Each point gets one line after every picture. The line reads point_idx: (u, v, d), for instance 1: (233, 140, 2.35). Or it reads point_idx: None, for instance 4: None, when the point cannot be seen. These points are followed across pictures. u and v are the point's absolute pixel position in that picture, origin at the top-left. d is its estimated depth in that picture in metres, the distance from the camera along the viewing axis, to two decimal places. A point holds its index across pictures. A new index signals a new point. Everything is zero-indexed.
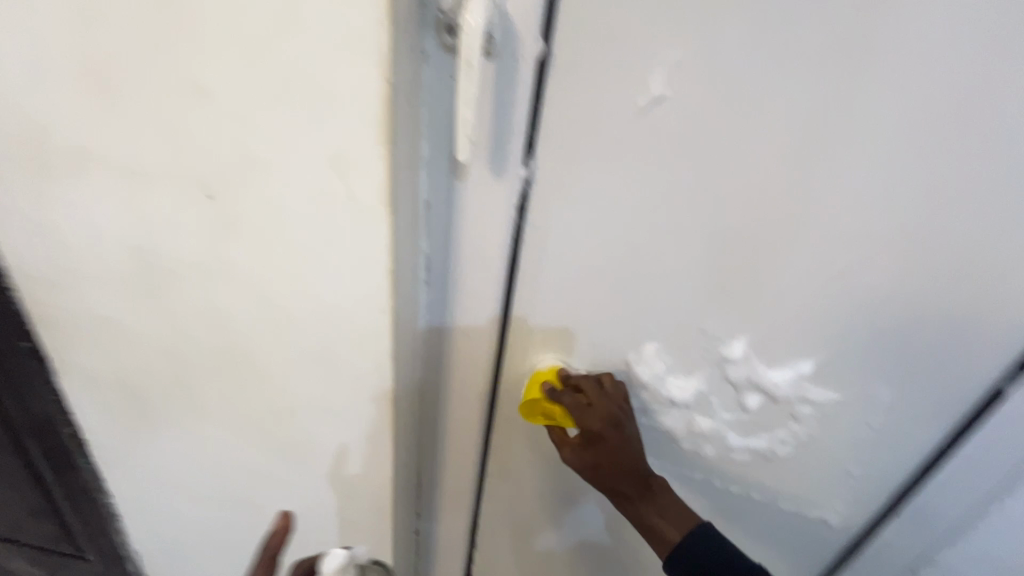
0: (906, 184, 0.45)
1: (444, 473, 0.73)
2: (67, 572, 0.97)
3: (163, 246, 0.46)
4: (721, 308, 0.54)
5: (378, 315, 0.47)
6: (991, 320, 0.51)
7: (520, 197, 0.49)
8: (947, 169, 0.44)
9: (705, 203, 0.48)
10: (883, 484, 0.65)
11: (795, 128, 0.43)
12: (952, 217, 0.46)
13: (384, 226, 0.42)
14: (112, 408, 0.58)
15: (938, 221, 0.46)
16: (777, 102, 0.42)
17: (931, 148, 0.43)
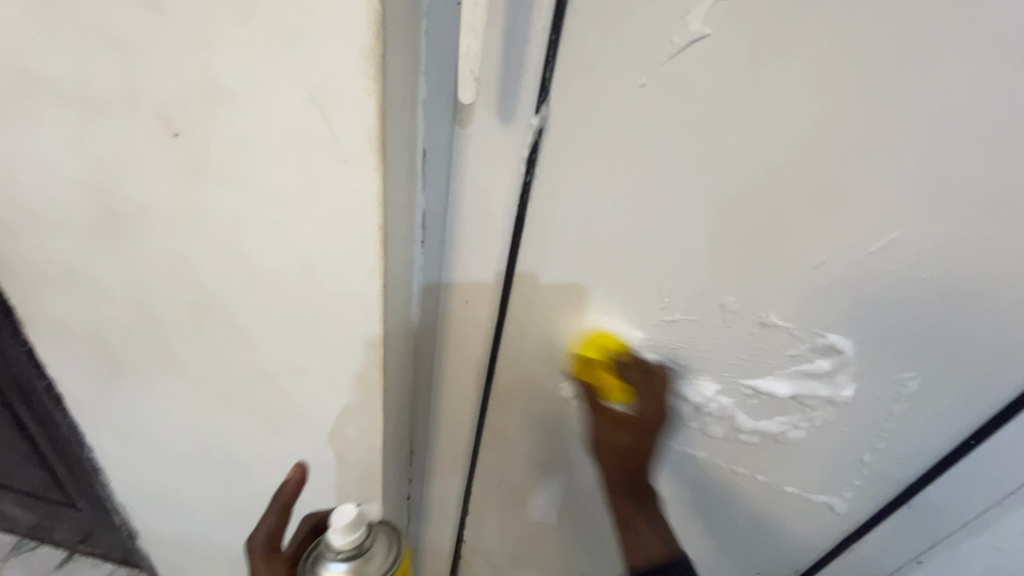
0: (961, 150, 0.40)
1: (438, 437, 0.71)
2: (57, 518, 0.97)
3: (125, 190, 0.41)
4: (744, 282, 0.50)
5: (367, 278, 0.42)
6: None
7: (530, 148, 0.44)
8: (1014, 136, 0.38)
9: (736, 162, 0.43)
10: (895, 475, 0.61)
11: (844, 78, 0.38)
12: (1013, 191, 0.41)
13: (373, 175, 0.37)
14: (85, 363, 0.55)
15: (996, 195, 0.41)
16: (825, 45, 0.37)
17: (995, 109, 0.38)
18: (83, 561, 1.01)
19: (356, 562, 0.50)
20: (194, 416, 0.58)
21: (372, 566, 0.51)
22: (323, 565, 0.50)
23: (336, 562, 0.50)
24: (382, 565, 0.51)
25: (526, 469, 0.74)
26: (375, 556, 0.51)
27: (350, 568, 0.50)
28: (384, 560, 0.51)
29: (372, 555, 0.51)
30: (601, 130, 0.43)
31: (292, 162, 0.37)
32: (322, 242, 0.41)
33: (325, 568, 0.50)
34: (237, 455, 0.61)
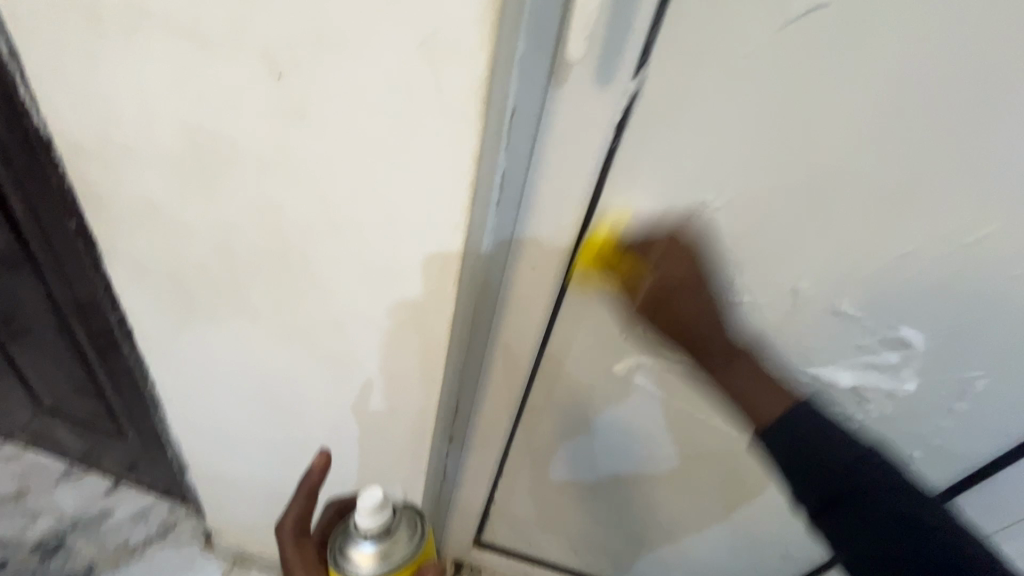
0: None
1: (482, 401, 0.72)
2: (105, 446, 1.02)
3: (221, 130, 0.41)
4: (822, 266, 0.49)
5: (452, 234, 0.43)
6: None
7: (621, 114, 0.43)
8: None
9: (833, 141, 0.42)
10: (942, 472, 0.61)
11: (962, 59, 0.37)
12: None
13: (473, 130, 0.37)
14: (158, 300, 0.56)
15: None
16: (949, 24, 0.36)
17: None
18: (128, 489, 1.06)
19: (383, 543, 0.51)
20: (258, 358, 0.59)
21: (398, 547, 0.51)
22: (352, 543, 0.51)
23: (364, 543, 0.50)
24: (408, 546, 0.52)
25: (565, 437, 0.76)
26: (401, 538, 0.52)
27: (378, 549, 0.50)
28: (409, 541, 0.52)
29: (398, 536, 0.52)
30: (697, 101, 0.42)
31: (393, 113, 0.37)
32: (411, 195, 0.41)
33: (354, 549, 0.51)
34: (296, 399, 0.63)
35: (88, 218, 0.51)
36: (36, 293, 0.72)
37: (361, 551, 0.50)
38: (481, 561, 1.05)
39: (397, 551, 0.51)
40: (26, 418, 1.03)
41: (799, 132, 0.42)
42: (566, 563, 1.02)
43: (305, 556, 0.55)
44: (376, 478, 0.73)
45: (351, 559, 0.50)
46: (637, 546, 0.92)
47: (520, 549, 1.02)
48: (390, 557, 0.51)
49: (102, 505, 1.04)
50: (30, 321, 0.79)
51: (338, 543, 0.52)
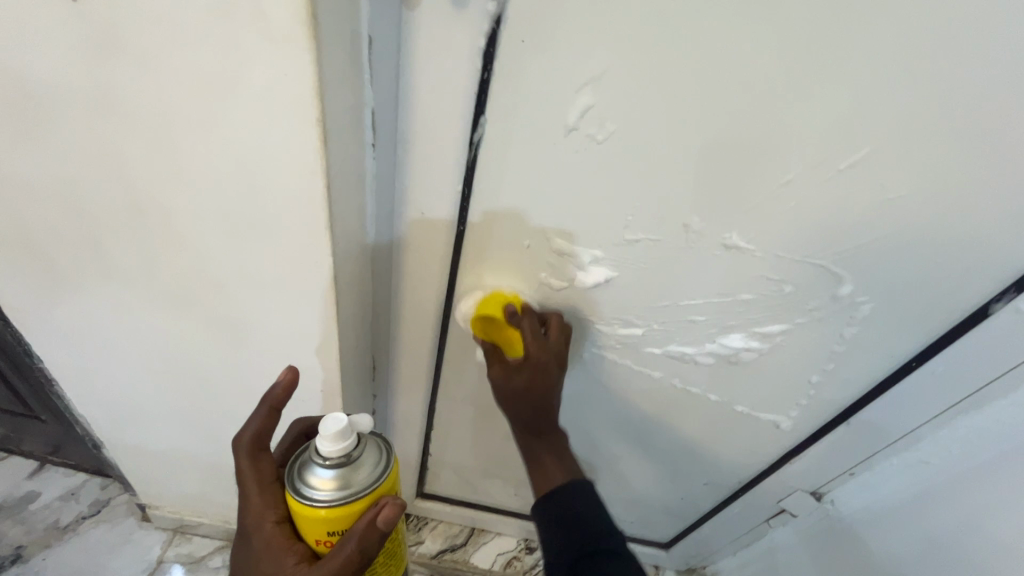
0: (936, 56, 0.38)
1: (399, 356, 0.70)
2: (23, 430, 0.97)
3: (28, 66, 0.36)
4: (710, 198, 0.48)
5: (309, 179, 0.40)
6: (987, 232, 0.47)
7: (488, 39, 0.40)
8: (984, 41, 0.37)
9: (709, 63, 0.40)
10: (838, 392, 0.64)
11: None
12: (975, 104, 0.40)
13: (304, 56, 0.33)
14: (18, 268, 0.52)
15: (961, 106, 0.40)
16: None
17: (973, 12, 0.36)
18: (55, 470, 1.03)
19: (343, 469, 0.47)
20: (142, 325, 0.56)
21: (360, 475, 0.48)
22: (311, 469, 0.47)
23: (323, 468, 0.47)
24: (369, 476, 0.48)
25: (487, 387, 0.76)
26: (364, 465, 0.48)
27: (337, 475, 0.47)
28: (371, 470, 0.48)
29: (360, 464, 0.48)
30: (566, 20, 0.39)
31: (212, 38, 0.33)
32: (258, 135, 0.37)
33: (313, 473, 0.47)
34: (194, 365, 0.61)
35: None
36: None
37: (319, 475, 0.47)
38: (427, 511, 1.07)
39: (356, 479, 0.47)
40: None
41: (673, 54, 0.40)
42: (509, 506, 1.05)
43: (261, 472, 0.52)
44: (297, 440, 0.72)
45: (310, 483, 0.47)
46: None
47: (463, 497, 1.04)
48: (350, 485, 0.47)
49: (28, 488, 1.00)
50: None
51: (299, 466, 0.49)
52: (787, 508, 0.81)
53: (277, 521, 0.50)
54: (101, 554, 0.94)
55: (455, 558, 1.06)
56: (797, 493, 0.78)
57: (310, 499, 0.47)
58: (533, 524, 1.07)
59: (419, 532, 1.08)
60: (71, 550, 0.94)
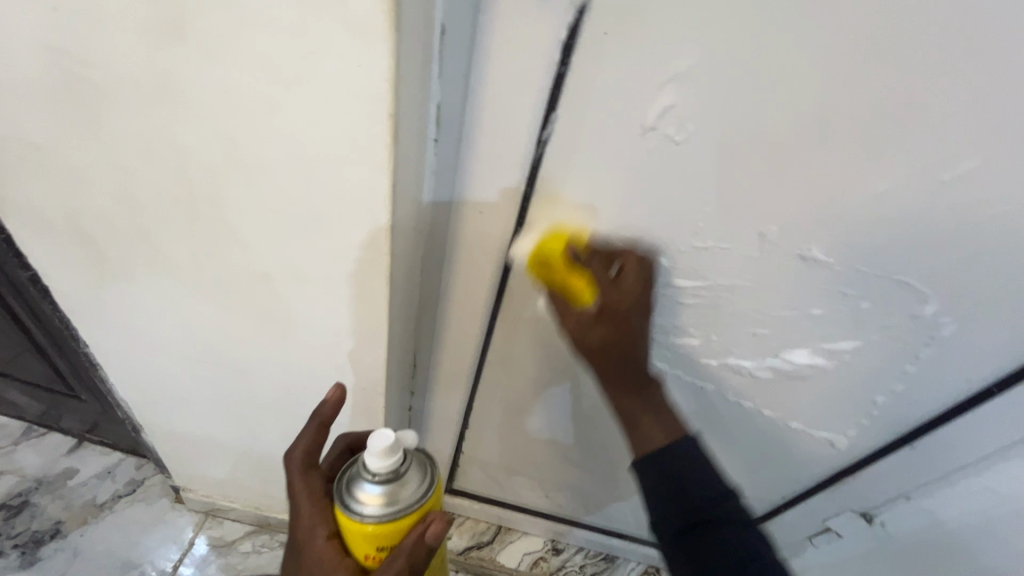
0: None
1: (441, 354, 0.69)
2: (64, 408, 0.99)
3: (89, 53, 0.34)
4: (790, 208, 0.45)
5: (376, 177, 0.38)
6: None
7: (568, 32, 0.38)
8: None
9: (808, 63, 0.37)
10: (904, 415, 0.60)
11: None
12: None
13: (383, 49, 0.31)
14: (70, 256, 0.51)
15: None
16: None
17: None
18: (93, 448, 1.04)
19: (391, 486, 0.47)
20: (189, 315, 0.55)
21: (407, 491, 0.47)
22: (359, 485, 0.47)
23: (372, 484, 0.46)
24: (417, 492, 0.47)
25: (528, 388, 0.74)
26: (410, 481, 0.48)
27: (385, 492, 0.46)
28: (418, 487, 0.48)
29: (407, 480, 0.48)
30: (655, 14, 0.36)
31: (287, 27, 0.31)
32: (326, 131, 0.36)
33: (361, 489, 0.47)
34: (239, 356, 0.60)
35: None
36: None
37: (367, 492, 0.46)
38: (454, 507, 1.07)
39: (405, 495, 0.47)
40: None
41: (770, 53, 0.37)
42: (538, 506, 1.03)
43: (312, 485, 0.52)
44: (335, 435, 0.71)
45: (357, 499, 0.47)
46: (605, 489, 0.93)
47: (492, 495, 1.03)
48: (398, 502, 0.47)
49: (67, 464, 1.02)
50: None
51: (346, 481, 0.48)
52: (833, 527, 0.78)
53: (327, 536, 0.49)
54: (137, 533, 0.96)
55: (481, 555, 1.06)
56: (846, 513, 0.75)
57: (359, 515, 0.46)
58: (561, 525, 1.05)
59: (446, 527, 1.08)
60: (109, 527, 0.96)
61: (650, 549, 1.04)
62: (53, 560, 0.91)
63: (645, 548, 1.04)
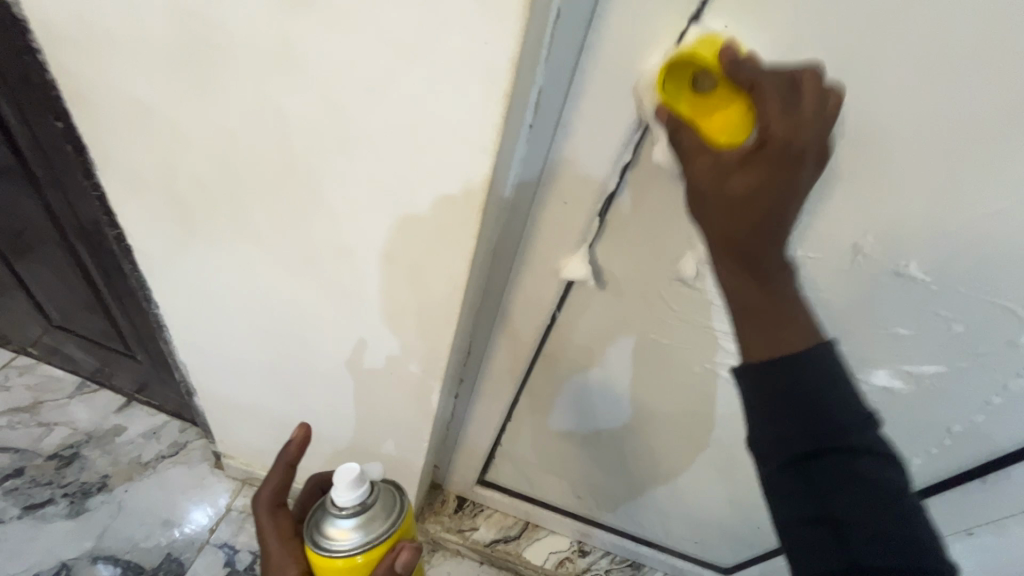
0: None
1: (498, 342, 0.69)
2: (116, 366, 1.01)
3: (218, 16, 0.35)
4: (893, 222, 0.43)
5: (478, 158, 0.37)
6: None
7: (689, 23, 0.37)
8: None
9: (942, 70, 0.35)
10: (978, 447, 0.57)
11: None
12: None
13: (514, 27, 0.31)
14: (158, 218, 0.52)
15: None
16: None
17: None
18: (140, 407, 1.07)
19: (360, 518, 0.52)
20: (263, 284, 0.56)
21: (376, 524, 0.52)
22: (329, 521, 0.52)
23: (341, 519, 0.52)
24: (385, 523, 0.53)
25: (578, 385, 0.74)
26: (378, 515, 0.53)
27: (354, 524, 0.52)
28: (386, 517, 0.53)
29: (376, 513, 0.53)
30: (783, 9, 0.35)
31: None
32: (438, 108, 0.35)
33: (331, 525, 0.52)
34: (304, 329, 0.61)
35: (72, 119, 0.46)
36: (34, 205, 0.71)
37: (337, 526, 0.52)
38: (484, 498, 1.07)
39: (374, 526, 0.52)
40: (36, 331, 1.02)
41: (901, 57, 0.35)
42: (568, 506, 1.03)
43: (279, 526, 0.57)
44: (384, 416, 0.72)
45: (327, 536, 0.52)
46: (641, 496, 0.92)
47: (523, 490, 1.03)
48: (367, 534, 0.52)
49: (115, 421, 1.05)
50: (32, 232, 0.78)
51: (316, 521, 0.53)
52: None
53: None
54: (178, 494, 0.98)
55: (507, 549, 1.06)
56: None
57: (329, 549, 0.51)
58: (590, 528, 1.05)
59: (474, 518, 1.08)
60: (152, 485, 0.98)
61: (678, 559, 1.02)
62: (98, 512, 0.94)
63: (673, 558, 1.02)
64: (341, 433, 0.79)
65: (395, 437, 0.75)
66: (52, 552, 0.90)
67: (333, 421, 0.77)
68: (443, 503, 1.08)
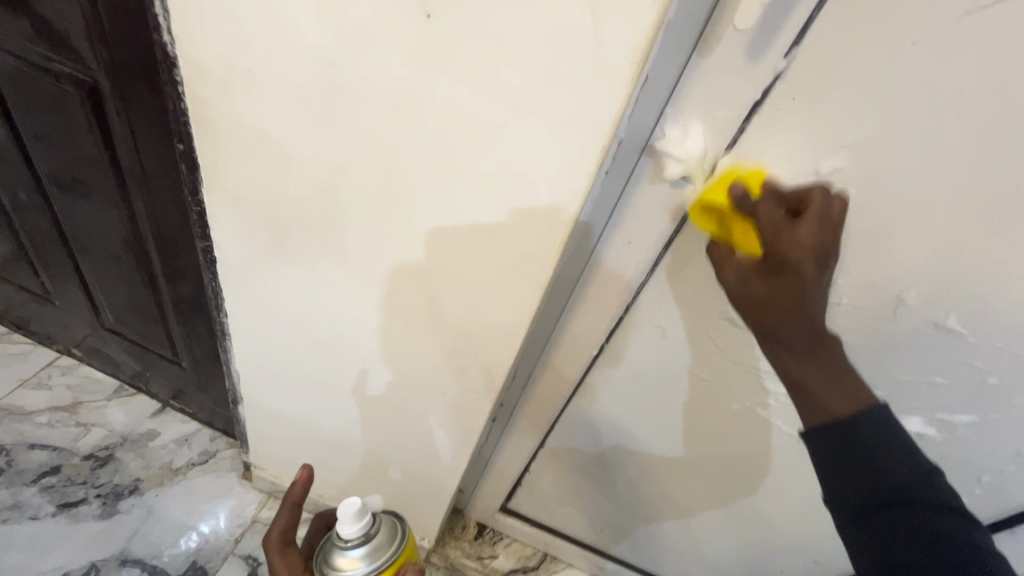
0: None
1: (544, 370, 0.72)
2: (158, 371, 1.04)
3: (355, 66, 0.40)
4: (934, 278, 0.47)
5: (568, 199, 0.42)
6: None
7: (763, 93, 0.42)
8: None
9: (983, 147, 0.40)
10: (1009, 498, 0.59)
11: None
12: None
13: (622, 92, 0.36)
14: (252, 234, 0.57)
15: None
16: None
17: None
18: (174, 414, 1.10)
19: (365, 547, 0.55)
20: (336, 300, 0.60)
21: (380, 550, 0.56)
22: (337, 554, 0.55)
23: (348, 550, 0.55)
24: (390, 549, 0.56)
25: (615, 417, 0.76)
26: (382, 542, 0.56)
27: (361, 553, 0.55)
28: (391, 544, 0.56)
29: (379, 541, 0.56)
30: (847, 88, 0.40)
31: (541, 64, 0.36)
32: (539, 154, 0.40)
33: (337, 557, 0.55)
34: (365, 346, 0.64)
35: (194, 142, 0.51)
36: (119, 212, 0.76)
37: (345, 557, 0.54)
38: (504, 527, 1.08)
39: (379, 553, 0.55)
40: (84, 332, 1.06)
41: (950, 133, 0.40)
42: (588, 539, 1.03)
43: (290, 562, 0.59)
44: (427, 436, 0.74)
45: (334, 567, 0.54)
46: (664, 534, 0.93)
47: (544, 520, 1.04)
48: (374, 560, 0.55)
49: (149, 426, 1.08)
50: (107, 237, 0.82)
51: (323, 554, 0.56)
52: None
53: None
54: (206, 502, 1.00)
55: None
56: None
57: None
58: (608, 563, 1.05)
59: (492, 546, 1.09)
60: (181, 492, 1.00)
61: None
62: (128, 514, 0.96)
63: None
64: (380, 449, 0.81)
65: (433, 457, 0.77)
66: (82, 552, 0.91)
67: (374, 438, 0.79)
68: (464, 529, 1.09)
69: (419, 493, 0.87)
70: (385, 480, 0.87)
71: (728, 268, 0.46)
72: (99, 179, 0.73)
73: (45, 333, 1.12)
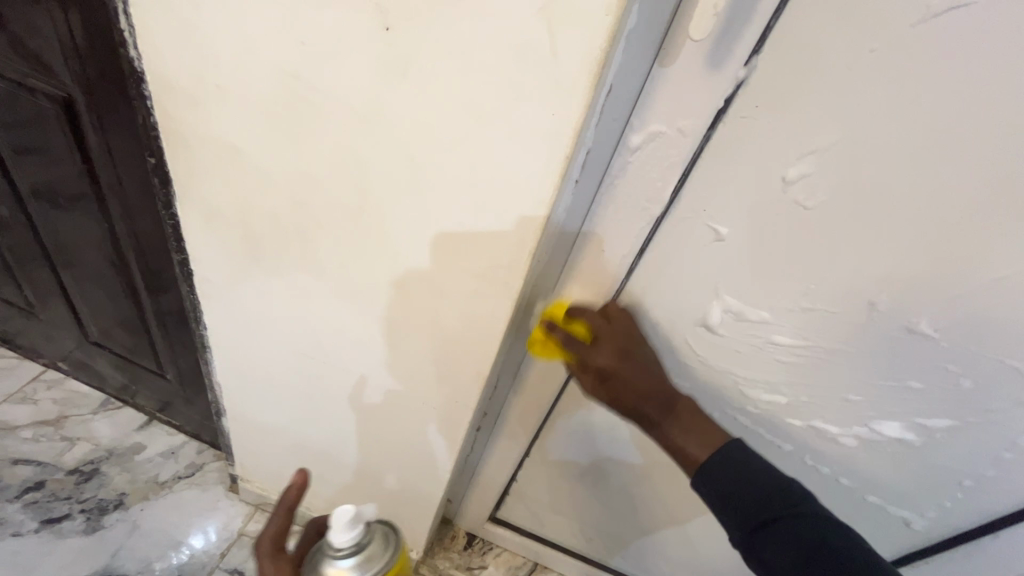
0: None
1: (526, 378, 0.72)
2: (143, 384, 1.04)
3: (318, 79, 0.41)
4: (905, 283, 0.47)
5: (535, 208, 0.42)
6: None
7: (726, 101, 0.42)
8: None
9: (945, 151, 0.40)
10: (992, 504, 0.59)
11: None
12: None
13: (581, 102, 0.36)
14: (227, 246, 0.57)
15: None
16: None
17: None
18: (161, 427, 1.09)
19: (358, 556, 0.54)
20: (312, 312, 0.60)
21: (373, 561, 0.55)
22: (329, 562, 0.54)
23: (340, 559, 0.54)
24: (383, 560, 0.55)
25: (599, 424, 0.76)
26: (374, 552, 0.55)
27: (353, 562, 0.54)
28: (384, 555, 0.55)
29: (372, 551, 0.55)
30: (808, 95, 0.41)
31: (500, 75, 0.36)
32: (503, 164, 0.40)
33: (329, 566, 0.54)
34: (344, 357, 0.64)
35: (166, 155, 0.52)
36: (99, 225, 0.76)
37: (337, 566, 0.53)
38: (493, 536, 1.07)
39: (372, 564, 0.55)
40: (70, 346, 1.05)
41: (911, 138, 0.40)
42: (578, 548, 1.03)
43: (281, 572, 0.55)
44: (410, 446, 0.74)
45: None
46: (654, 542, 0.93)
47: (534, 530, 1.03)
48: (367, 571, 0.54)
49: (135, 439, 1.07)
50: (89, 251, 0.82)
51: (314, 563, 0.55)
52: None
53: None
54: (192, 515, 0.99)
55: None
56: None
57: None
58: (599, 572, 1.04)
59: (482, 557, 1.08)
60: (168, 506, 0.99)
61: None
62: (113, 530, 0.95)
63: None
64: (365, 460, 0.81)
65: (417, 467, 0.77)
66: (65, 568, 0.90)
67: (358, 449, 0.79)
68: (453, 540, 1.08)
69: (405, 503, 0.87)
70: (371, 490, 0.87)
71: (598, 354, 0.54)
72: (78, 192, 0.73)
73: (31, 347, 1.12)
